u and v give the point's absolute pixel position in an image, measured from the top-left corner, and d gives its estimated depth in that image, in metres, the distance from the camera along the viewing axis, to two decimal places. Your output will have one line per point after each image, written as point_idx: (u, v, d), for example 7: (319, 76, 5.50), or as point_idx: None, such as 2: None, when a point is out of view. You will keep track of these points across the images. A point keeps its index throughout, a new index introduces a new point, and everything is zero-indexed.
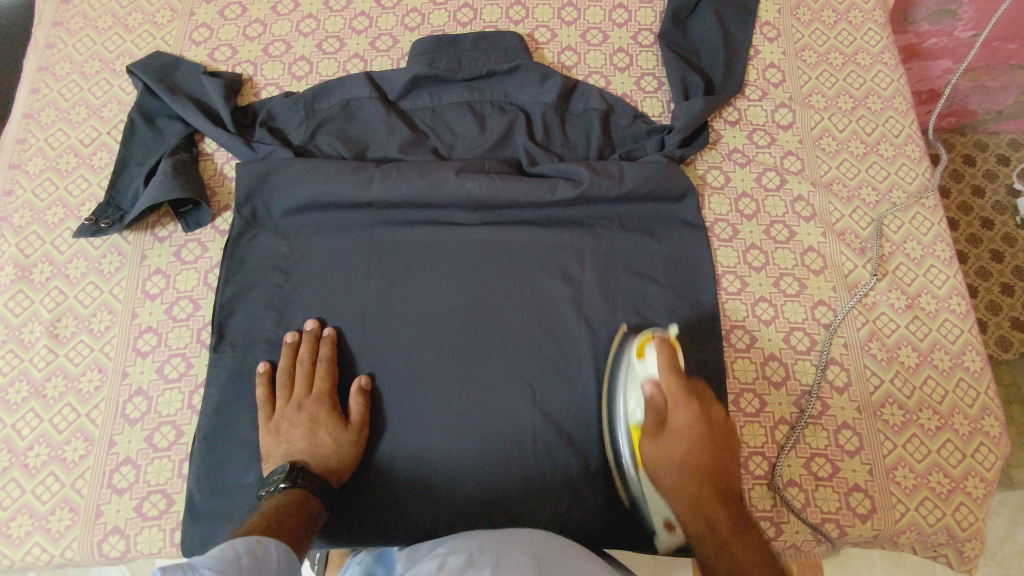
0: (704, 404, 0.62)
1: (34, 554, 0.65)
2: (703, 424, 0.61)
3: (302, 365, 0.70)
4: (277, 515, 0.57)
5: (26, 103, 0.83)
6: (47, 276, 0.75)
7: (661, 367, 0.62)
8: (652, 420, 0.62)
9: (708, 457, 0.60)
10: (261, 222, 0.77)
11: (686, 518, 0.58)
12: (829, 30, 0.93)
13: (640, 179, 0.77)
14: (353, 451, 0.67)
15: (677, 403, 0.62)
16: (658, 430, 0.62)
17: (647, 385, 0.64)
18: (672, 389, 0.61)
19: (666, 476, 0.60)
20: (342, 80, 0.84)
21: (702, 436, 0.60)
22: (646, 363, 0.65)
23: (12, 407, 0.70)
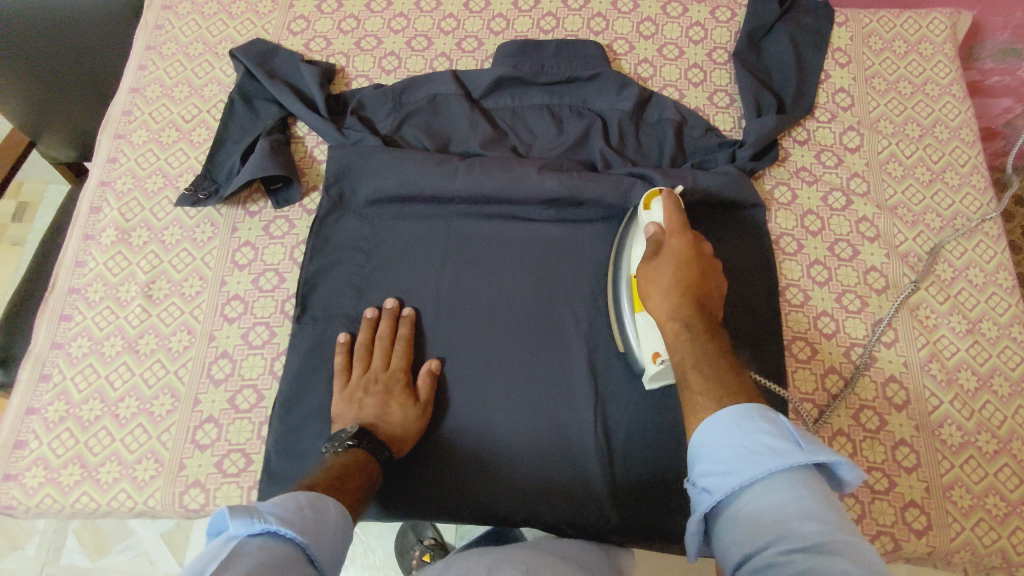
0: (699, 245, 0.66)
1: (119, 500, 0.68)
2: (697, 256, 0.65)
3: (382, 341, 0.73)
4: (339, 471, 0.59)
5: (133, 78, 0.88)
6: (144, 240, 0.79)
7: (665, 207, 0.68)
8: (649, 244, 0.67)
9: (696, 274, 0.64)
10: (346, 205, 0.80)
11: (666, 322, 0.62)
12: (899, 60, 0.95)
13: (713, 189, 0.80)
14: (420, 427, 0.69)
15: (674, 234, 0.66)
16: (653, 253, 0.66)
17: (650, 227, 0.68)
18: (672, 222, 0.67)
19: (654, 298, 0.64)
20: (430, 76, 0.88)
21: (695, 263, 0.65)
22: (651, 212, 0.70)
23: (105, 360, 0.74)
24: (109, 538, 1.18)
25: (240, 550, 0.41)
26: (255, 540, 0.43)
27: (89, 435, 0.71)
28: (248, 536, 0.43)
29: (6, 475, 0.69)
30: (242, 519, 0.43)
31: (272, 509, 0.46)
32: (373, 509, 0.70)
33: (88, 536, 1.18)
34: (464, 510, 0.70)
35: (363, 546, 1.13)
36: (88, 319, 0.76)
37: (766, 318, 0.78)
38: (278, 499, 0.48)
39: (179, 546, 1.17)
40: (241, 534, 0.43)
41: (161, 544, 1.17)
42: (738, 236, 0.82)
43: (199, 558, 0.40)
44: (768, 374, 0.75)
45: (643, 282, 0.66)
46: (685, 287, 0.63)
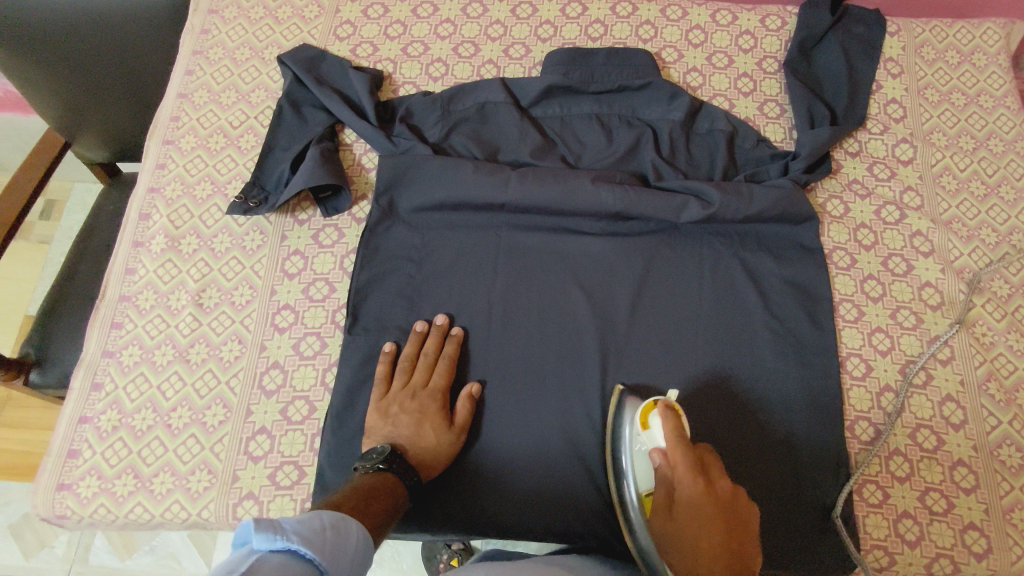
0: (713, 477, 0.58)
1: (173, 511, 0.68)
2: (712, 494, 0.57)
3: (425, 358, 0.72)
4: (366, 493, 0.58)
5: (181, 83, 0.89)
6: (194, 248, 0.80)
7: (668, 439, 0.60)
8: (662, 495, 0.59)
9: (723, 533, 0.55)
10: (396, 214, 0.80)
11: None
12: (952, 71, 0.93)
13: (768, 203, 0.79)
14: (450, 452, 0.68)
15: (684, 473, 0.58)
16: (667, 506, 0.59)
17: (656, 455, 0.61)
18: (678, 459, 0.59)
19: (676, 559, 0.56)
20: (478, 84, 0.87)
21: (712, 511, 0.56)
22: (653, 432, 0.63)
23: (157, 369, 0.74)
24: (137, 538, 1.17)
25: (257, 567, 0.40)
26: (277, 557, 0.42)
27: (142, 444, 0.70)
28: (271, 553, 0.42)
29: (58, 485, 0.69)
30: (267, 533, 0.41)
31: (296, 525, 0.45)
32: (427, 523, 0.69)
33: (116, 537, 1.18)
34: (519, 527, 0.69)
35: (391, 551, 1.13)
36: (140, 327, 0.76)
37: (821, 334, 0.77)
38: (303, 516, 0.47)
39: (206, 549, 1.16)
40: (264, 549, 0.42)
41: (189, 546, 1.17)
42: (791, 250, 0.80)
43: (215, 570, 0.39)
44: (823, 392, 0.74)
45: (663, 545, 0.58)
46: (707, 536, 0.55)
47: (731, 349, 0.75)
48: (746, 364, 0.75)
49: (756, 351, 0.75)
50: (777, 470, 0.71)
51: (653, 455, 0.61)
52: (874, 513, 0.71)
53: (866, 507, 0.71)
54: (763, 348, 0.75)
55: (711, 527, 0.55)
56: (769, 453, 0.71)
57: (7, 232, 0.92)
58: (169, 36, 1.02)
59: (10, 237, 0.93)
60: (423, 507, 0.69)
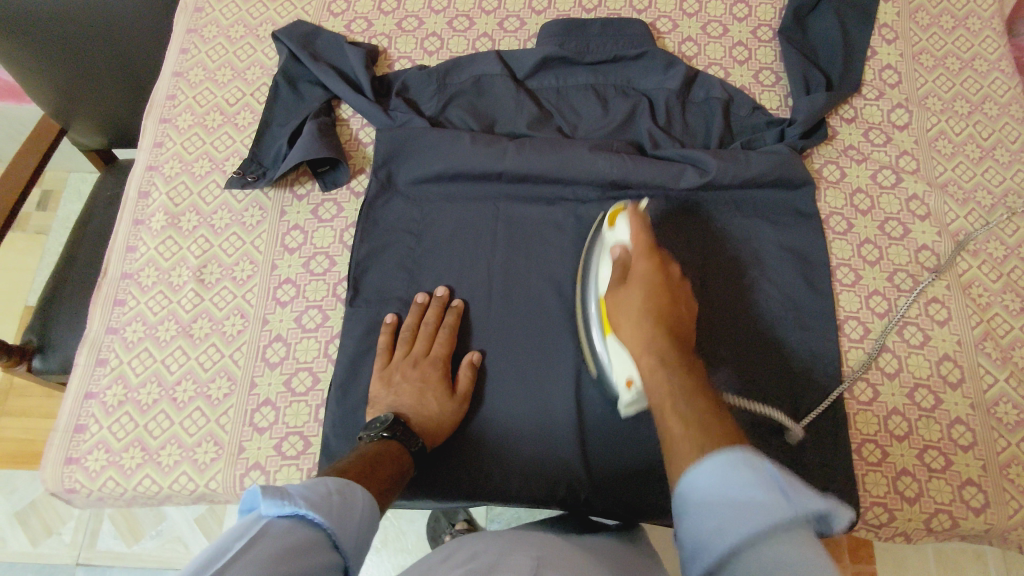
0: (667, 266, 0.66)
1: (181, 482, 0.69)
2: (664, 275, 0.64)
3: (427, 326, 0.72)
4: (371, 459, 0.58)
5: (176, 62, 0.89)
6: (194, 224, 0.80)
7: (631, 229, 0.67)
8: (616, 273, 0.65)
9: (666, 302, 0.62)
10: (395, 188, 0.80)
11: (640, 354, 0.58)
12: (946, 36, 0.94)
13: (764, 167, 0.79)
14: (454, 419, 0.68)
15: (641, 255, 0.65)
16: (622, 279, 0.64)
17: (616, 248, 0.67)
18: (639, 244, 0.66)
19: (626, 325, 0.61)
20: (473, 57, 0.87)
21: (664, 284, 0.63)
22: (618, 229, 0.69)
23: (161, 344, 0.74)
24: (142, 522, 1.19)
25: (265, 528, 0.40)
26: (285, 522, 0.42)
27: (148, 418, 0.71)
28: (278, 519, 0.42)
29: (67, 459, 0.69)
30: (273, 498, 0.42)
31: (303, 492, 0.45)
32: (433, 490, 0.69)
33: (122, 521, 1.19)
34: (526, 492, 0.69)
35: (395, 529, 1.14)
36: (142, 304, 0.76)
37: (818, 297, 0.77)
38: (308, 484, 0.47)
39: (211, 531, 1.18)
40: (272, 515, 0.42)
41: (194, 528, 1.18)
42: (787, 215, 0.81)
43: (225, 536, 0.39)
44: (819, 354, 0.75)
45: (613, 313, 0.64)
46: (655, 311, 0.60)
47: (728, 313, 0.76)
48: (744, 327, 0.75)
49: (754, 316, 0.76)
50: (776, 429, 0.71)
51: (614, 248, 0.67)
52: (873, 471, 0.72)
53: (864, 465, 0.72)
54: (760, 312, 0.76)
55: (660, 307, 0.61)
56: (764, 412, 0.72)
57: (8, 213, 0.93)
58: (161, 20, 1.02)
59: (9, 218, 0.93)
60: (430, 475, 0.70)
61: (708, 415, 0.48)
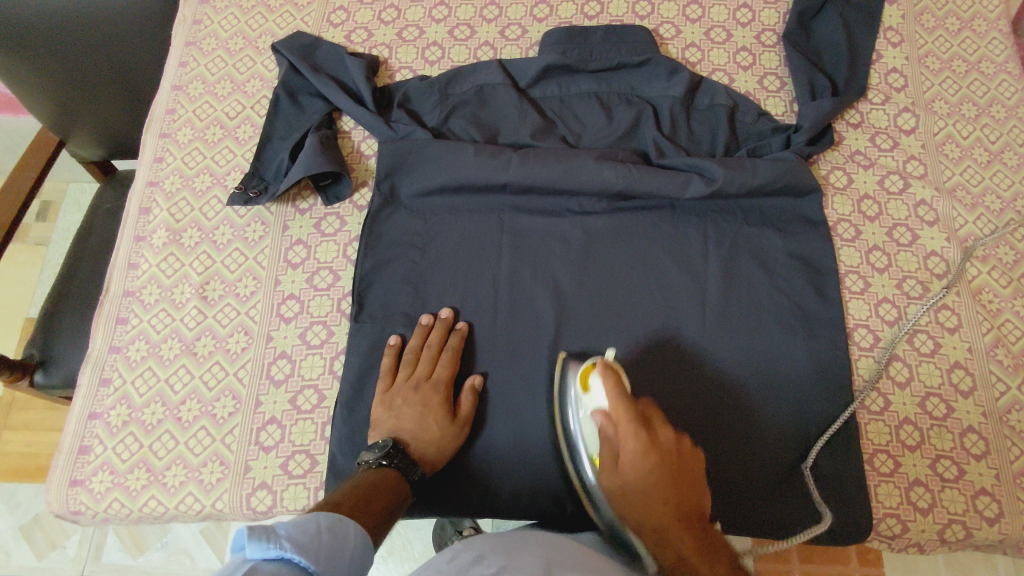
0: (654, 429, 0.60)
1: (187, 503, 0.68)
2: (656, 449, 0.59)
3: (430, 349, 0.71)
4: (366, 490, 0.58)
5: (175, 76, 0.88)
6: (196, 240, 0.79)
7: (609, 397, 0.61)
8: (607, 453, 0.60)
9: (667, 481, 0.58)
10: (398, 200, 0.79)
11: (655, 550, 0.55)
12: (952, 38, 0.93)
13: (771, 175, 0.78)
14: (455, 445, 0.68)
15: (629, 434, 0.59)
16: (615, 464, 0.60)
17: (598, 418, 0.61)
18: (622, 417, 0.60)
19: (631, 516, 0.58)
20: (476, 66, 0.86)
21: (658, 465, 0.58)
22: (592, 394, 0.63)
23: (164, 363, 0.74)
24: (147, 535, 1.18)
25: (253, 571, 0.39)
26: (271, 565, 0.41)
27: (153, 439, 0.70)
28: (264, 562, 0.41)
29: (71, 481, 0.69)
30: (260, 541, 0.41)
31: (290, 532, 0.44)
32: (441, 506, 0.69)
33: (127, 534, 1.18)
34: (536, 507, 0.69)
35: (401, 539, 1.13)
36: (145, 322, 0.76)
37: (827, 306, 0.76)
38: (297, 523, 0.46)
39: (217, 543, 1.17)
40: (257, 558, 0.41)
41: (200, 541, 1.17)
42: (794, 223, 0.80)
43: None
44: (829, 363, 0.74)
45: (611, 497, 0.60)
46: (659, 495, 0.57)
47: (736, 324, 0.75)
48: (753, 338, 0.74)
49: (763, 326, 0.75)
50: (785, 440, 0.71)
51: (595, 415, 0.62)
52: (885, 482, 0.71)
53: (877, 475, 0.71)
54: (769, 323, 0.75)
55: (660, 484, 0.57)
56: (773, 422, 0.71)
57: (8, 228, 0.93)
58: (160, 32, 1.01)
59: (9, 235, 0.93)
60: (439, 492, 0.69)
61: None
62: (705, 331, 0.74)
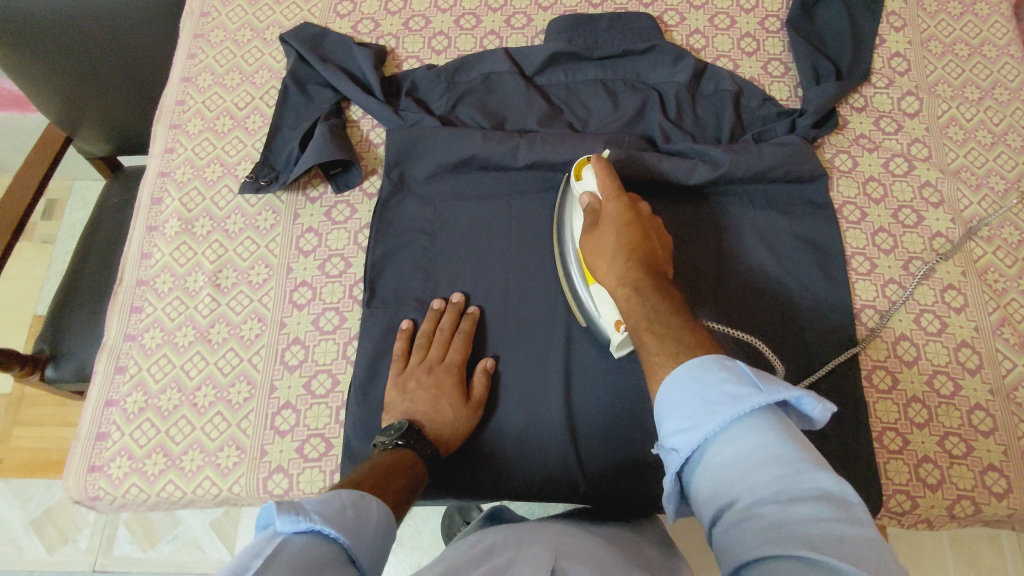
0: (636, 203, 0.67)
1: (205, 487, 0.69)
2: (633, 212, 0.65)
3: (442, 332, 0.72)
4: (385, 471, 0.58)
5: (184, 68, 0.89)
6: (208, 229, 0.80)
7: (598, 177, 0.68)
8: (589, 222, 0.67)
9: (639, 235, 0.63)
10: (407, 188, 0.80)
11: (618, 290, 0.59)
12: (954, 22, 0.93)
13: (777, 159, 0.79)
14: (468, 427, 0.68)
15: (611, 199, 0.66)
16: (595, 226, 0.66)
17: (587, 198, 0.69)
18: (609, 187, 0.67)
19: (603, 265, 0.63)
20: (482, 55, 0.87)
21: (633, 222, 0.64)
22: (584, 181, 0.70)
23: (179, 350, 0.74)
24: (158, 527, 1.19)
25: (281, 545, 0.40)
26: (300, 538, 0.41)
27: (169, 424, 0.71)
28: (294, 535, 0.41)
29: (90, 467, 0.70)
30: (290, 515, 0.41)
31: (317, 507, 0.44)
32: (455, 490, 0.69)
33: (138, 527, 1.19)
34: (550, 489, 0.69)
35: (411, 529, 1.14)
36: (159, 310, 0.76)
37: (834, 286, 0.77)
38: (322, 499, 0.46)
39: (227, 535, 1.18)
40: (287, 531, 0.41)
41: (210, 533, 1.18)
42: (801, 205, 0.81)
43: (240, 553, 0.38)
44: (838, 344, 0.75)
45: (590, 259, 0.65)
46: (628, 243, 0.62)
47: (742, 305, 0.76)
48: (761, 318, 0.75)
49: (769, 308, 0.76)
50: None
51: (584, 196, 0.69)
52: (894, 459, 0.72)
53: (885, 453, 0.72)
54: (775, 304, 0.76)
55: (631, 238, 0.62)
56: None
57: (8, 240, 0.92)
58: (166, 28, 1.01)
59: (9, 246, 0.92)
60: (453, 475, 0.70)
61: (685, 337, 0.51)
62: (713, 313, 0.75)
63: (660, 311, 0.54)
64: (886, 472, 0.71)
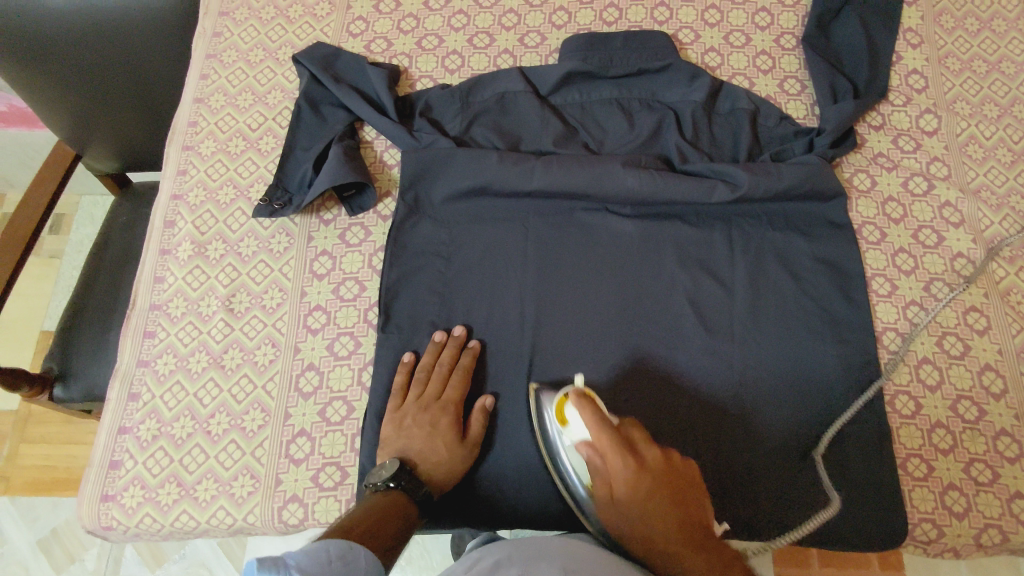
0: (639, 449, 0.58)
1: (219, 517, 0.68)
2: (645, 464, 0.57)
3: (441, 368, 0.70)
4: (375, 516, 0.57)
5: (196, 88, 0.89)
6: (221, 253, 0.79)
7: (589, 426, 0.59)
8: (600, 483, 0.59)
9: (665, 499, 0.56)
10: (422, 210, 0.79)
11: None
12: (972, 38, 0.93)
13: (796, 179, 0.78)
14: (462, 468, 0.67)
15: (613, 455, 0.57)
16: (606, 491, 0.58)
17: (583, 448, 0.60)
18: (606, 445, 0.58)
19: (634, 546, 0.56)
20: (496, 74, 0.86)
21: (654, 484, 0.56)
22: (573, 428, 0.62)
23: (192, 376, 0.74)
24: (166, 547, 1.18)
25: None
26: None
27: (183, 453, 0.70)
28: None
29: (102, 497, 0.69)
30: None
31: (302, 562, 0.45)
32: (471, 518, 0.68)
33: (144, 547, 1.18)
34: (567, 516, 0.68)
35: (420, 548, 1.13)
36: (172, 335, 0.76)
37: (855, 309, 0.76)
38: (309, 552, 0.47)
39: (235, 555, 1.17)
40: None
41: (218, 552, 1.17)
42: (820, 226, 0.80)
43: None
44: (860, 369, 0.74)
45: (614, 528, 0.58)
46: (655, 509, 0.55)
47: (764, 329, 0.74)
48: (782, 341, 0.74)
49: (790, 331, 0.74)
50: (791, 443, 0.70)
51: (579, 447, 0.61)
52: (920, 486, 0.70)
53: (911, 480, 0.71)
54: (795, 327, 0.75)
55: (660, 506, 0.55)
56: (781, 427, 0.71)
57: (8, 279, 0.90)
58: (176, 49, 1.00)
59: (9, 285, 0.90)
60: (467, 502, 0.69)
61: None
62: (734, 336, 0.74)
63: None
64: (912, 500, 0.70)
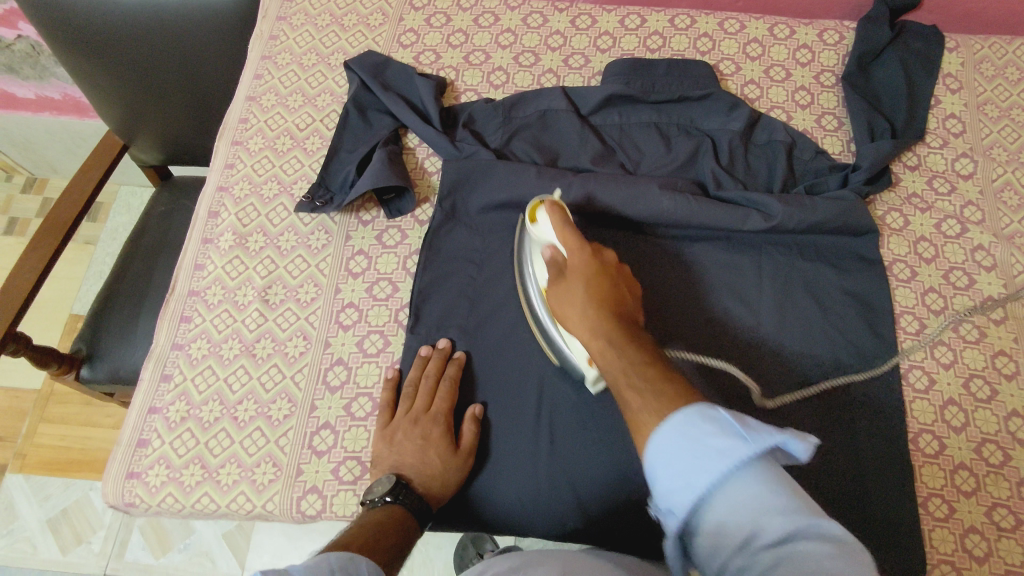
0: (599, 252, 0.66)
1: (239, 502, 0.69)
2: (598, 260, 0.64)
3: (428, 381, 0.71)
4: (373, 530, 0.58)
5: (250, 87, 0.92)
6: (261, 245, 0.81)
7: (554, 226, 0.67)
8: (554, 272, 0.65)
9: (606, 287, 0.62)
10: (458, 217, 0.81)
11: (591, 343, 0.58)
12: (1012, 87, 0.93)
13: (831, 214, 0.78)
14: (458, 479, 0.67)
15: (575, 248, 0.65)
16: (559, 277, 0.65)
17: (546, 248, 0.67)
18: (567, 237, 0.66)
19: (573, 317, 0.61)
20: (539, 91, 0.88)
21: (599, 270, 0.63)
22: (540, 227, 0.69)
23: (225, 362, 0.75)
24: (171, 534, 1.19)
25: None
26: None
27: (209, 436, 0.72)
28: None
29: (128, 473, 0.70)
30: None
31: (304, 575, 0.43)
32: (486, 525, 0.69)
33: (151, 533, 1.19)
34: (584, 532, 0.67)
35: (423, 556, 1.13)
36: (208, 321, 0.78)
37: (881, 344, 0.76)
38: (308, 565, 0.45)
39: (238, 546, 1.17)
40: None
41: (222, 544, 1.17)
42: (850, 261, 0.80)
43: None
44: (882, 406, 0.73)
45: (555, 308, 0.64)
46: (596, 291, 0.61)
47: (787, 355, 0.75)
48: (806, 370, 0.74)
49: (816, 361, 0.75)
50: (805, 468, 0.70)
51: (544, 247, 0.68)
52: (940, 527, 0.69)
53: (931, 520, 0.70)
54: (821, 357, 0.75)
55: (599, 285, 0.61)
56: None
57: (47, 262, 0.92)
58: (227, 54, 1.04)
59: (12, 329, 0.87)
60: (480, 510, 0.69)
61: (661, 384, 0.50)
62: (760, 362, 0.75)
63: (632, 359, 0.54)
64: (931, 539, 0.69)
